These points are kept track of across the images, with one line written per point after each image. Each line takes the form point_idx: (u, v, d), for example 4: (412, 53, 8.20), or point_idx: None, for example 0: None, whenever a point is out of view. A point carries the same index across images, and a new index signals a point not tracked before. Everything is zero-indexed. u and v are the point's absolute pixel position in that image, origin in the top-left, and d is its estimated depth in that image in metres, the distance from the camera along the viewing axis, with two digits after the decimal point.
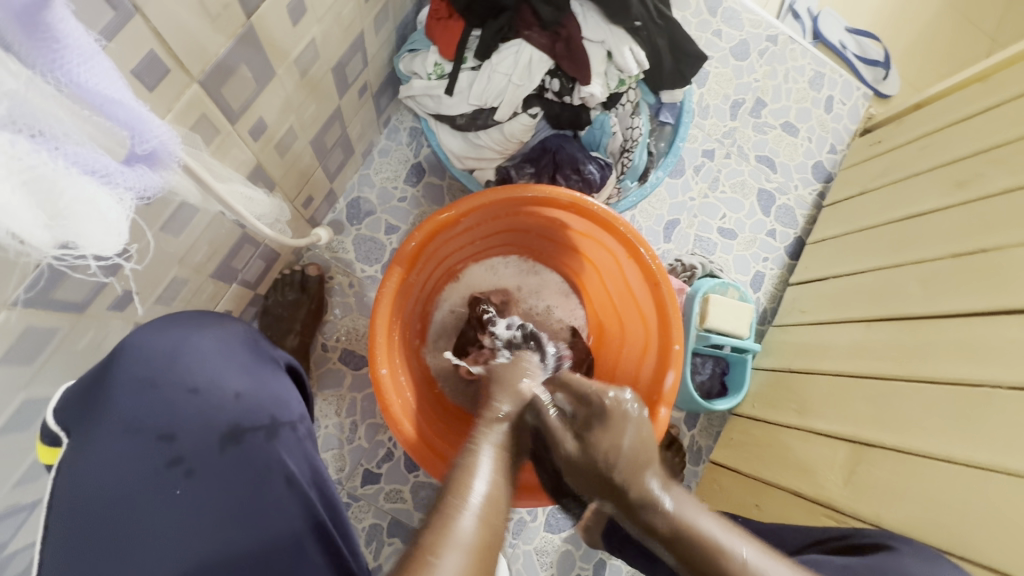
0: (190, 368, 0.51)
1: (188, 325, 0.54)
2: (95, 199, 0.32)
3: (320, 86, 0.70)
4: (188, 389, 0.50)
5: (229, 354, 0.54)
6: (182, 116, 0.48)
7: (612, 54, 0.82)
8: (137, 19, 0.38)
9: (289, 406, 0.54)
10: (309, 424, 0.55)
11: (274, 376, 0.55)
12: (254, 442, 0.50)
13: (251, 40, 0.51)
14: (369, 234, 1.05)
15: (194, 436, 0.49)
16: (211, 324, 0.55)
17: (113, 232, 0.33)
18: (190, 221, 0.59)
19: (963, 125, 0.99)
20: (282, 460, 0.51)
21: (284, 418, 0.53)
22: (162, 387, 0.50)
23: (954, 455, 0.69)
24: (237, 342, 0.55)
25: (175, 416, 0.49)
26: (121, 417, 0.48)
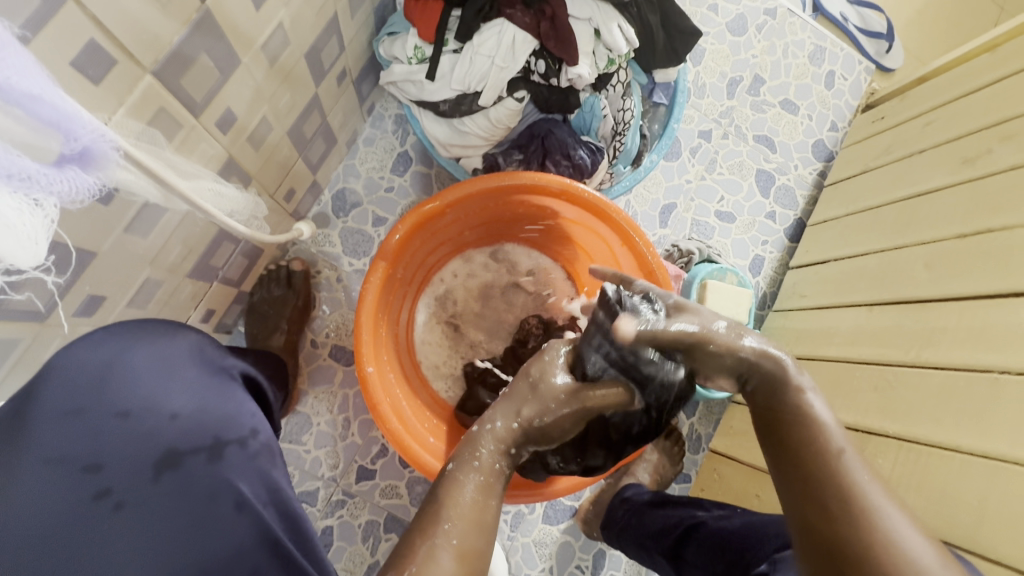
0: (123, 389, 0.48)
1: (123, 340, 0.51)
2: (13, 206, 0.30)
3: (293, 74, 0.67)
4: (117, 413, 0.47)
5: (169, 368, 0.51)
6: (136, 111, 0.45)
7: (599, 33, 0.78)
8: (71, 5, 0.35)
9: (238, 420, 0.52)
10: (262, 437, 0.53)
11: (225, 391, 0.54)
12: (195, 466, 0.48)
13: (210, 27, 0.48)
14: (356, 227, 1.02)
15: (124, 465, 0.46)
16: (155, 336, 0.53)
17: (33, 240, 0.32)
18: (159, 221, 0.56)
19: (971, 98, 0.95)
20: (229, 482, 0.48)
21: (231, 435, 0.51)
22: (91, 413, 0.47)
23: (960, 444, 0.67)
24: (179, 355, 0.53)
25: (103, 444, 0.46)
26: (42, 450, 0.44)
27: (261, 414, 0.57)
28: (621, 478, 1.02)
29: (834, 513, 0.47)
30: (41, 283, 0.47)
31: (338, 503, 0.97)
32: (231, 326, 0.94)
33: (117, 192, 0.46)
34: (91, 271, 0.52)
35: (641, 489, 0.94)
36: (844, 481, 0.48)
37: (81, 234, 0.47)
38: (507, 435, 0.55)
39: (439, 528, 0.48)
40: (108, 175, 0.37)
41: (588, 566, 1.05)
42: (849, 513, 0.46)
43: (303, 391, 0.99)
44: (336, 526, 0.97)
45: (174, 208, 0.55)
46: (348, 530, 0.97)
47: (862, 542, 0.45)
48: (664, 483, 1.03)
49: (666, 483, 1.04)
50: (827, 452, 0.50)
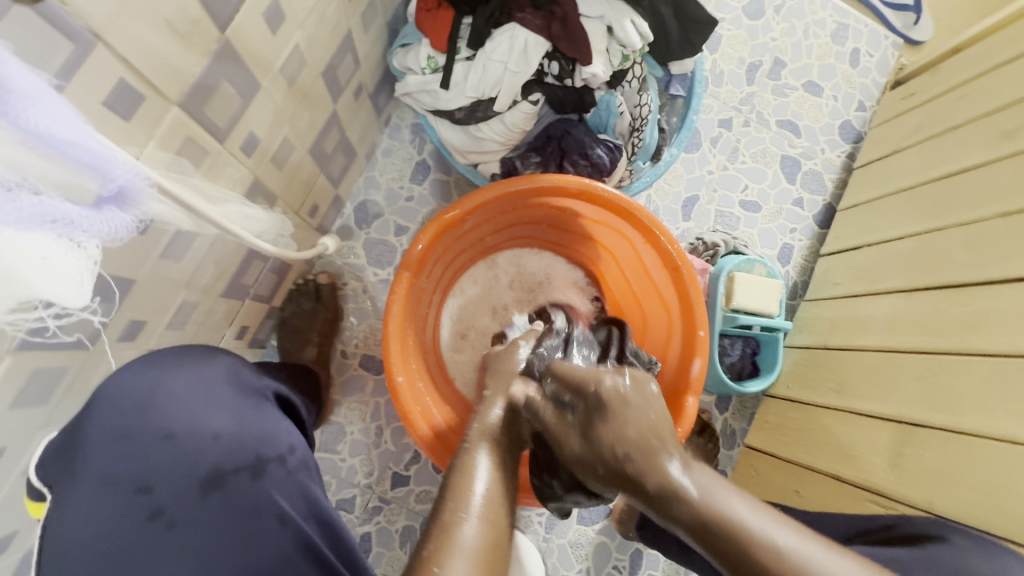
0: (167, 412, 0.50)
1: (166, 367, 0.53)
2: (51, 248, 0.32)
3: (311, 94, 0.68)
4: (162, 436, 0.49)
5: (207, 391, 0.53)
6: (165, 143, 0.47)
7: (612, 29, 0.77)
8: (100, 47, 0.37)
9: (275, 439, 0.54)
10: (298, 453, 0.55)
11: (261, 412, 0.55)
12: (239, 485, 0.49)
13: (230, 55, 0.49)
14: (379, 237, 1.03)
15: (172, 486, 0.48)
16: (192, 363, 0.54)
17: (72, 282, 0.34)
18: (191, 245, 0.58)
19: (1008, 68, 0.90)
20: (272, 498, 0.50)
21: (270, 454, 0.52)
22: (137, 436, 0.49)
23: (1014, 435, 0.64)
24: (217, 379, 0.55)
25: (153, 468, 0.48)
26: (96, 475, 0.47)
27: (296, 431, 0.58)
28: None
29: (723, 548, 0.48)
30: (85, 325, 0.50)
31: (375, 509, 0.99)
32: (264, 341, 0.97)
33: (153, 222, 0.48)
34: (132, 297, 0.54)
35: None
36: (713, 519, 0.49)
37: (120, 263, 0.49)
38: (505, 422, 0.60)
39: (460, 519, 0.48)
40: (144, 213, 0.38)
41: (626, 567, 1.04)
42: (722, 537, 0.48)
43: (336, 401, 1.01)
44: (374, 532, 0.98)
45: (206, 231, 0.57)
46: (386, 536, 0.98)
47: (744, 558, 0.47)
48: None
49: None
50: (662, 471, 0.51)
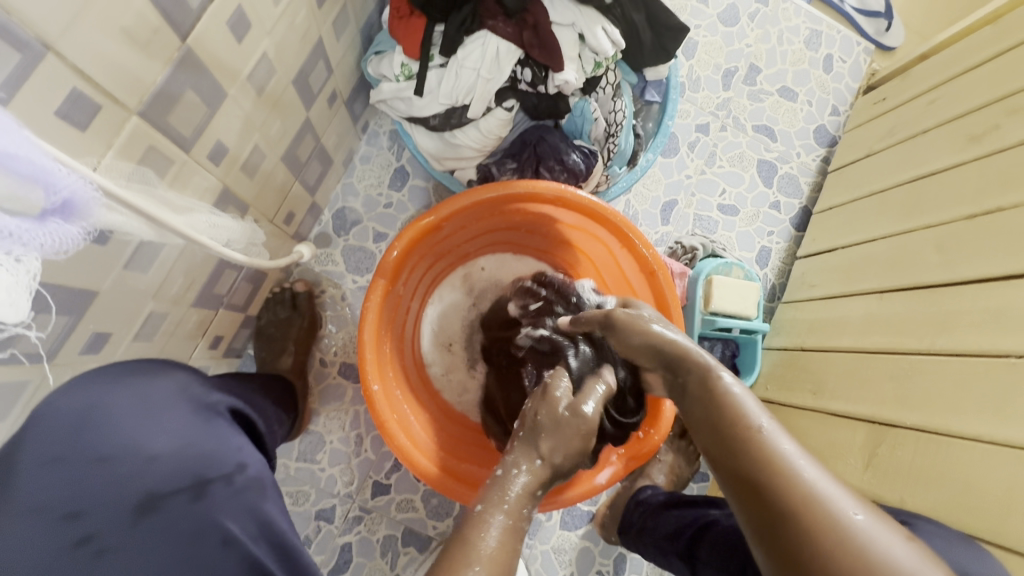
0: (105, 433, 0.49)
1: (110, 385, 0.52)
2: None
3: (282, 102, 0.68)
4: (96, 458, 0.48)
5: (151, 408, 0.52)
6: (125, 153, 0.46)
7: (584, 37, 0.77)
8: (51, 57, 0.36)
9: (223, 456, 0.53)
10: (248, 471, 0.54)
11: (210, 428, 0.55)
12: (178, 505, 0.48)
13: (193, 64, 0.49)
14: (357, 244, 1.03)
15: (104, 510, 0.46)
16: (136, 383, 0.54)
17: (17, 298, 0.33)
18: (158, 255, 0.57)
19: (974, 74, 0.93)
20: (215, 520, 0.49)
21: (215, 473, 0.51)
22: (70, 459, 0.47)
23: (980, 433, 0.65)
24: (162, 397, 0.54)
25: (86, 492, 0.47)
26: (26, 500, 0.45)
27: (248, 445, 0.58)
28: (636, 480, 1.02)
29: (758, 485, 0.47)
30: (20, 340, 0.46)
31: (355, 519, 0.98)
32: (240, 350, 0.96)
33: (110, 233, 0.47)
34: (95, 309, 0.53)
35: (658, 491, 0.93)
36: (764, 451, 0.48)
37: (79, 275, 0.48)
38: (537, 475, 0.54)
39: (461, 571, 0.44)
40: (89, 223, 0.38)
41: (609, 571, 1.04)
42: (794, 505, 0.44)
43: (315, 410, 1.00)
44: (355, 543, 0.97)
45: (171, 242, 0.56)
46: (367, 546, 0.97)
47: (807, 536, 0.43)
48: (680, 484, 1.02)
49: (683, 484, 1.03)
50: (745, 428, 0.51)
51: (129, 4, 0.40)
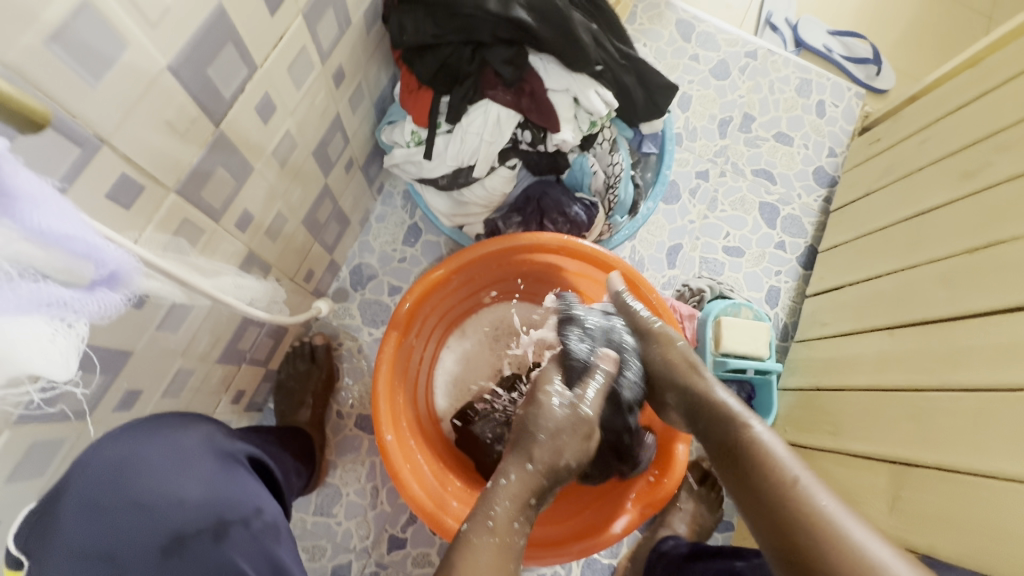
0: (137, 481, 0.52)
1: (142, 436, 0.55)
2: (46, 329, 0.34)
3: (303, 171, 0.74)
4: (133, 503, 0.51)
5: (181, 459, 0.55)
6: (162, 226, 0.51)
7: (578, 99, 0.82)
8: (105, 149, 0.42)
9: (240, 501, 0.56)
10: (266, 515, 0.57)
11: (234, 476, 0.57)
12: (201, 546, 0.51)
13: (225, 145, 0.55)
14: (373, 298, 1.08)
15: (135, 552, 0.50)
16: (166, 433, 0.56)
17: (60, 360, 0.36)
18: (187, 316, 0.61)
19: (961, 113, 0.96)
20: (233, 560, 0.52)
21: (233, 516, 0.54)
22: (107, 502, 0.50)
23: (1002, 471, 0.63)
24: (192, 447, 0.56)
25: (119, 534, 0.50)
26: (66, 543, 0.48)
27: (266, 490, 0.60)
28: (657, 530, 0.99)
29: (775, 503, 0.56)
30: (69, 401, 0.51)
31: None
32: (261, 404, 0.99)
33: (147, 297, 0.52)
34: (127, 369, 0.57)
35: (681, 542, 0.90)
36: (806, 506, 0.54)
37: (115, 338, 0.52)
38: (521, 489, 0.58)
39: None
40: (132, 290, 0.41)
41: None
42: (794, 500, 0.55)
43: (331, 462, 1.01)
44: None
45: (199, 303, 0.60)
46: None
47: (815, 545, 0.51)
48: (704, 533, 0.99)
49: (707, 533, 1.00)
50: (781, 483, 0.56)
51: (173, 100, 0.46)
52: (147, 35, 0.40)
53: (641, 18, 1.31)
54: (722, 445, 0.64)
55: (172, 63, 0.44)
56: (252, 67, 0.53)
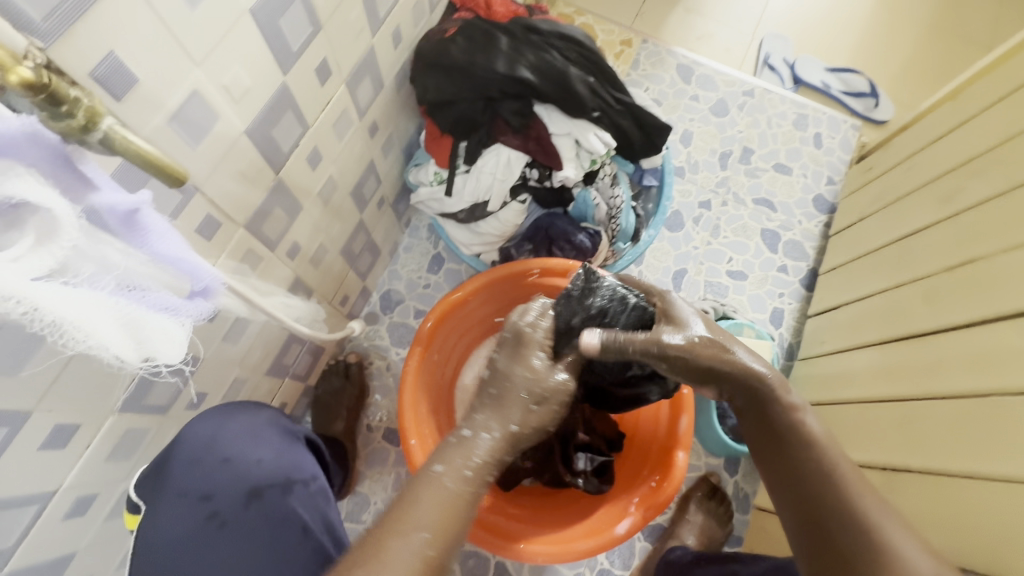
0: (224, 445, 0.66)
1: (227, 413, 0.68)
2: (171, 325, 0.43)
3: (341, 208, 0.87)
4: (223, 459, 0.65)
5: (256, 433, 0.68)
6: (232, 255, 0.64)
7: (580, 141, 0.93)
8: (198, 195, 0.54)
9: (303, 467, 0.69)
10: (320, 481, 0.69)
11: (297, 448, 0.70)
12: (273, 497, 0.65)
13: (282, 189, 0.67)
14: (400, 321, 1.19)
15: (226, 497, 0.64)
16: (246, 411, 0.70)
17: (177, 343, 0.43)
18: (245, 330, 0.73)
19: (943, 141, 1.03)
20: (295, 511, 0.65)
21: (297, 477, 0.67)
22: (204, 460, 0.64)
23: (976, 471, 0.67)
24: (264, 424, 0.70)
25: (214, 484, 0.64)
26: (177, 488, 0.63)
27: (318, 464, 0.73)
28: (666, 541, 1.03)
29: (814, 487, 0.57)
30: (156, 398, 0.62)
31: None
32: (299, 417, 1.10)
33: (218, 313, 0.63)
34: (197, 374, 0.68)
35: (688, 551, 0.94)
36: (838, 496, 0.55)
37: (192, 346, 0.64)
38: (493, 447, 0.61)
39: (414, 532, 0.52)
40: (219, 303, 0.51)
41: None
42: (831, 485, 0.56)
43: (361, 472, 1.10)
44: None
45: (256, 319, 0.72)
46: None
47: (842, 528, 0.54)
48: (713, 546, 1.03)
49: (716, 546, 1.04)
50: (830, 474, 0.57)
51: (247, 155, 0.58)
52: (232, 109, 0.53)
53: (643, 64, 1.43)
54: (765, 424, 0.63)
55: (247, 128, 0.56)
56: (305, 126, 0.66)
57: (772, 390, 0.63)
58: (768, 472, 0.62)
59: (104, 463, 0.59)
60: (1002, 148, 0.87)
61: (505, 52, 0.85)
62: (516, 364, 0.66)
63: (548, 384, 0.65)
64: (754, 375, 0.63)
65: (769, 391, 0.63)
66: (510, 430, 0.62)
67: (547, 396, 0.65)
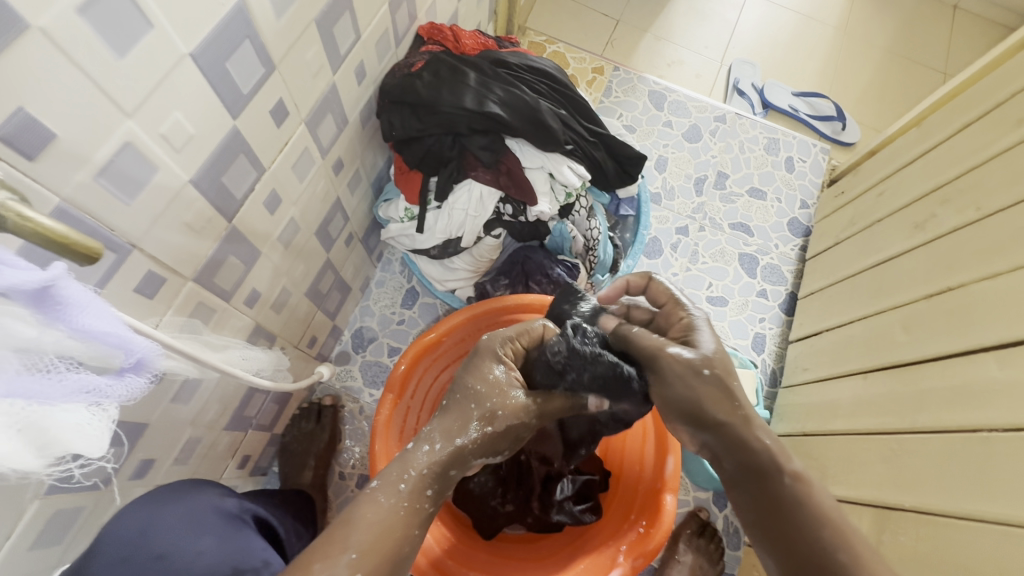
0: (157, 538, 0.59)
1: (159, 504, 0.62)
2: (85, 415, 0.39)
3: (305, 249, 0.82)
4: (156, 556, 0.58)
5: (194, 522, 0.62)
6: (179, 310, 0.58)
7: (553, 174, 0.91)
8: (135, 252, 0.49)
9: (251, 553, 0.64)
10: (273, 566, 0.64)
11: (241, 534, 0.65)
12: None
13: (236, 236, 0.63)
14: (374, 359, 1.13)
15: None
16: (182, 498, 0.64)
17: (95, 439, 0.39)
18: (198, 388, 0.67)
19: (911, 167, 1.04)
20: None
21: (247, 566, 0.62)
22: (135, 560, 0.58)
23: (970, 512, 0.65)
24: (205, 509, 0.64)
25: None
26: None
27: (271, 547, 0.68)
28: None
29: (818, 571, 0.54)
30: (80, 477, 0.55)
31: None
32: (266, 468, 1.03)
33: (163, 375, 0.58)
34: (143, 440, 0.62)
35: None
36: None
37: (135, 412, 0.58)
38: (432, 474, 0.55)
39: (340, 555, 0.48)
40: (154, 374, 0.46)
41: None
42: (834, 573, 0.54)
43: None
44: None
45: (208, 377, 0.67)
46: None
47: None
48: None
49: None
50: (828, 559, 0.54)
51: (193, 206, 0.54)
52: (173, 159, 0.49)
53: (616, 91, 1.43)
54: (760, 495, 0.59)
55: (192, 178, 0.52)
56: (260, 170, 0.62)
57: (773, 457, 0.59)
58: (761, 540, 0.58)
59: (27, 554, 0.52)
60: (969, 176, 0.87)
61: (474, 87, 0.83)
62: (469, 374, 0.61)
63: (506, 402, 0.59)
64: (753, 440, 0.60)
65: (768, 458, 0.59)
66: (453, 445, 0.56)
67: (502, 417, 0.59)
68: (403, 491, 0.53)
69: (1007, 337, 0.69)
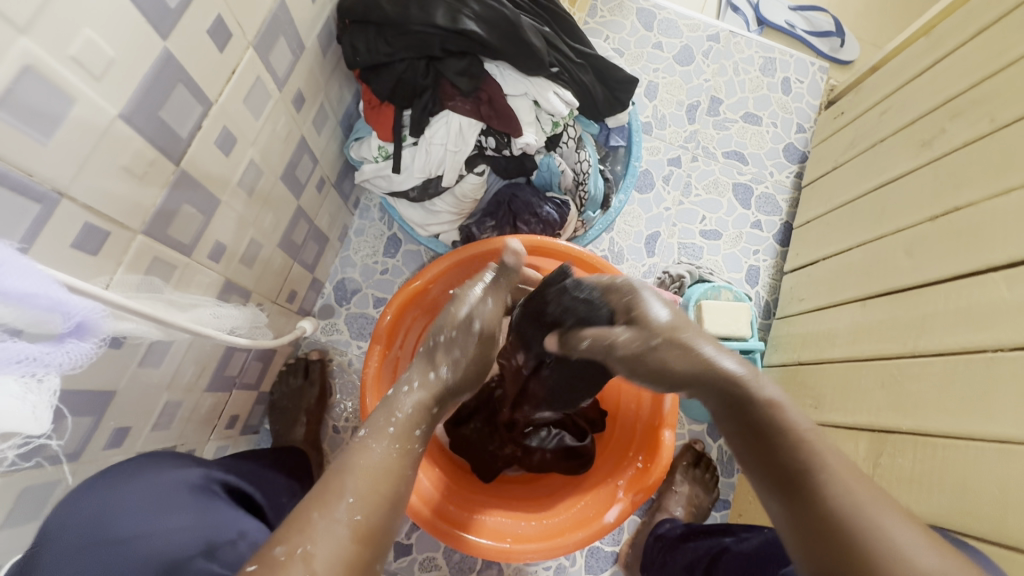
0: (117, 523, 0.53)
1: (114, 486, 0.56)
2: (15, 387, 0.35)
3: (271, 197, 0.75)
4: (120, 541, 0.52)
5: (160, 502, 0.57)
6: (133, 267, 0.53)
7: (538, 102, 0.83)
8: (64, 201, 0.43)
9: (226, 525, 0.59)
10: (250, 537, 0.59)
11: (215, 507, 0.60)
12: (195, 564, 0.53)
13: (187, 182, 0.56)
14: (359, 311, 1.09)
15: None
16: (144, 475, 0.59)
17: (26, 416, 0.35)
18: (168, 350, 0.62)
19: (915, 83, 0.98)
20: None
21: (222, 538, 0.57)
22: (95, 545, 0.51)
23: (973, 433, 0.65)
24: (170, 487, 0.59)
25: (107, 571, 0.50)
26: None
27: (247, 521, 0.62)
28: (655, 514, 1.01)
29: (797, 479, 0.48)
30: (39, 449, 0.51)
31: None
32: (257, 426, 1.01)
33: (124, 337, 0.53)
34: (113, 407, 0.58)
35: (676, 524, 0.89)
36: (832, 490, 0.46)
37: (97, 380, 0.54)
38: (415, 416, 0.57)
39: (338, 500, 0.46)
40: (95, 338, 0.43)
41: None
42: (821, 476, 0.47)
43: None
44: None
45: (179, 338, 0.62)
46: None
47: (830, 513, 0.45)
48: (699, 515, 1.01)
49: (703, 514, 1.02)
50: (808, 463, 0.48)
51: (129, 145, 0.47)
52: (93, 88, 0.42)
53: (601, 11, 1.31)
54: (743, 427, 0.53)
55: (122, 112, 0.45)
56: (206, 103, 0.54)
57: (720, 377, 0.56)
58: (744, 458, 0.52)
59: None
60: (983, 86, 0.82)
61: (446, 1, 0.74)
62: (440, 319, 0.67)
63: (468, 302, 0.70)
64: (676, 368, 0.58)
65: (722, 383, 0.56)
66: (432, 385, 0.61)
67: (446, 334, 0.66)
68: (395, 433, 0.54)
69: (1016, 255, 0.66)
